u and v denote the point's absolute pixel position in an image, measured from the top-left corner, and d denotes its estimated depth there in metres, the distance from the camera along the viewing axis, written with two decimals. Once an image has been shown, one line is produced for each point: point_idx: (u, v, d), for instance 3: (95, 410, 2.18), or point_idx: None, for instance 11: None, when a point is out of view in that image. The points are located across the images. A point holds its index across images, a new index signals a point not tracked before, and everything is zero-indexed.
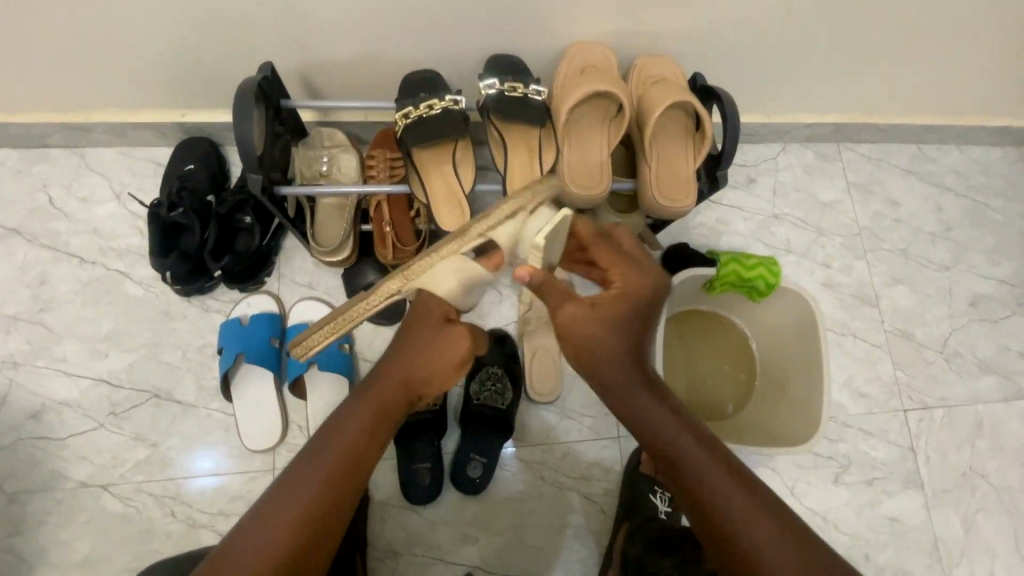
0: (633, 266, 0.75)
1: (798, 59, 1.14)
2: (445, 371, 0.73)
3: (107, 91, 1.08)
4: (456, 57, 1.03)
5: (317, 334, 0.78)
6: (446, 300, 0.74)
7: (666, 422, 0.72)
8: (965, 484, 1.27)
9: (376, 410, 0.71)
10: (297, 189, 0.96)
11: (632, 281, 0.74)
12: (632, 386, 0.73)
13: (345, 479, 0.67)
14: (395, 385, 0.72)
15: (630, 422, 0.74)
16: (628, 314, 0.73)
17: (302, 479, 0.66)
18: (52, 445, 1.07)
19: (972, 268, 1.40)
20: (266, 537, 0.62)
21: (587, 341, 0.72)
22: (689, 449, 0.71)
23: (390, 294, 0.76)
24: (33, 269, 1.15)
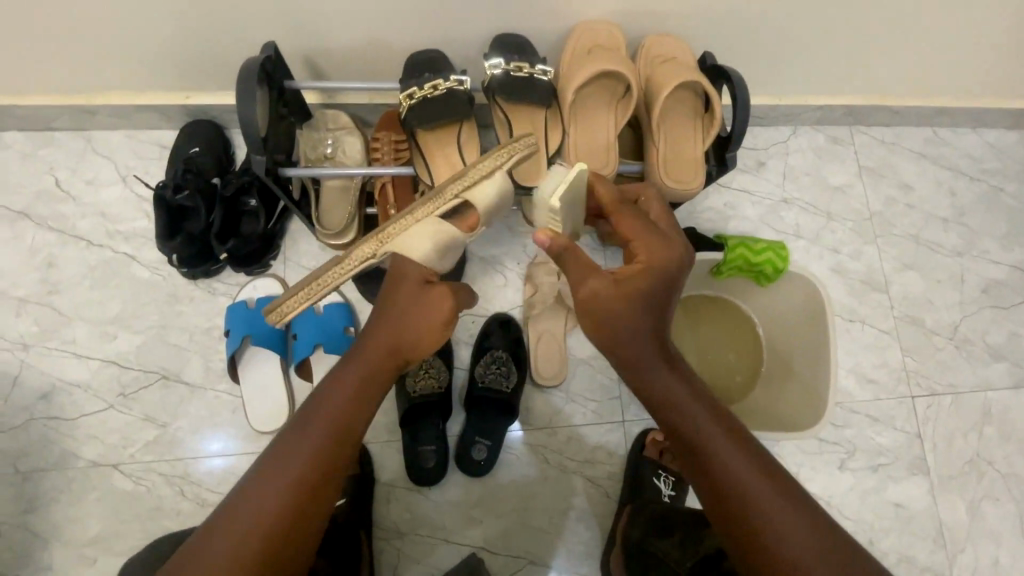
0: (660, 239, 0.74)
1: (810, 39, 1.11)
2: (430, 332, 0.72)
3: (111, 74, 1.07)
4: (461, 37, 1.02)
5: (293, 300, 0.80)
6: (427, 265, 0.74)
7: (685, 399, 0.72)
8: (972, 470, 1.27)
9: (363, 378, 0.70)
10: (301, 171, 0.96)
11: (659, 255, 0.73)
12: (655, 367, 0.72)
13: (338, 444, 0.67)
14: (381, 351, 0.71)
15: (648, 396, 0.73)
16: (651, 290, 0.72)
17: (290, 448, 0.66)
18: (64, 425, 1.09)
19: (985, 254, 1.38)
20: (260, 503, 0.63)
21: (609, 316, 0.71)
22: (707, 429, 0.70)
23: (367, 257, 0.78)
24: (42, 252, 1.16)
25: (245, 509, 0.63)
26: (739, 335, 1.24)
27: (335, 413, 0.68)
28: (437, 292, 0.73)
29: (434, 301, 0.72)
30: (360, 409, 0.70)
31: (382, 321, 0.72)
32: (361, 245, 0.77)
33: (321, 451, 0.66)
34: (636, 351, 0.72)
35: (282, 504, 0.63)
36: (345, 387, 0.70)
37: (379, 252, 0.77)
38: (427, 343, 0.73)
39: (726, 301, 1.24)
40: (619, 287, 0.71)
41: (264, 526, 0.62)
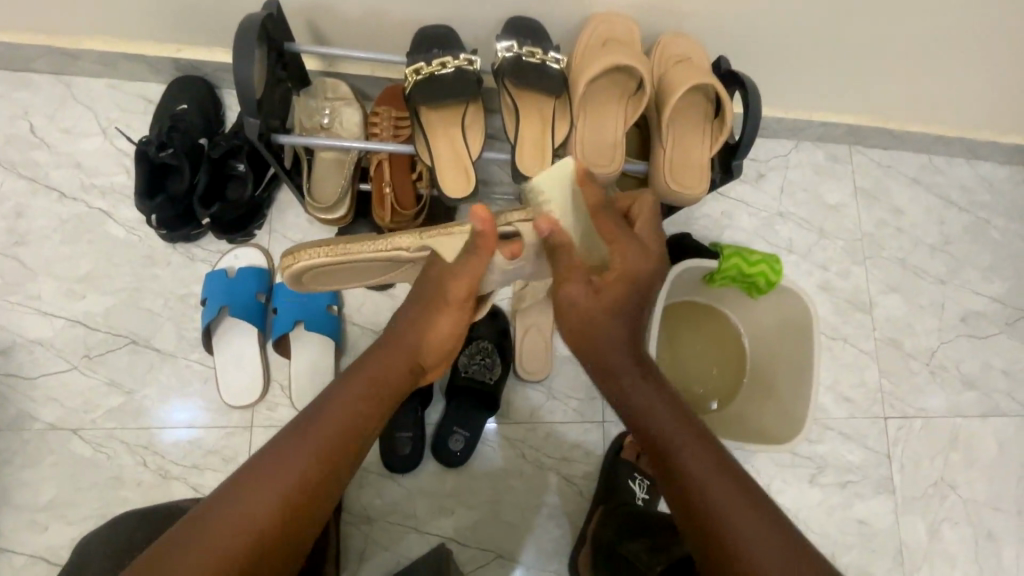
0: (633, 248, 0.72)
1: (824, 54, 1.10)
2: (444, 338, 0.76)
3: (98, 17, 1.01)
4: (473, 16, 0.98)
5: (313, 253, 0.79)
6: (474, 283, 0.74)
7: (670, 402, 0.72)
8: (935, 493, 1.30)
9: (379, 376, 0.71)
10: (296, 139, 0.91)
11: (632, 263, 0.71)
12: (630, 374, 0.73)
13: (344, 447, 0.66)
14: (398, 355, 0.73)
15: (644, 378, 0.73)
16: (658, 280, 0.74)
17: (294, 450, 0.64)
18: (22, 384, 1.04)
19: (966, 284, 1.40)
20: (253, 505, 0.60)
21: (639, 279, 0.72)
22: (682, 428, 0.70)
23: (396, 249, 0.78)
24: (9, 200, 1.09)
25: (241, 498, 0.60)
26: (724, 352, 1.25)
27: (352, 411, 0.67)
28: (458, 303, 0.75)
29: (451, 315, 0.75)
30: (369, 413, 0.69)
31: (408, 325, 0.75)
32: (400, 235, 0.79)
33: (323, 456, 0.64)
34: (608, 356, 0.74)
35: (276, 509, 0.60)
36: (369, 386, 0.70)
37: (412, 247, 0.77)
38: (440, 343, 0.76)
39: (723, 319, 1.25)
40: (598, 298, 0.72)
41: (256, 531, 0.59)
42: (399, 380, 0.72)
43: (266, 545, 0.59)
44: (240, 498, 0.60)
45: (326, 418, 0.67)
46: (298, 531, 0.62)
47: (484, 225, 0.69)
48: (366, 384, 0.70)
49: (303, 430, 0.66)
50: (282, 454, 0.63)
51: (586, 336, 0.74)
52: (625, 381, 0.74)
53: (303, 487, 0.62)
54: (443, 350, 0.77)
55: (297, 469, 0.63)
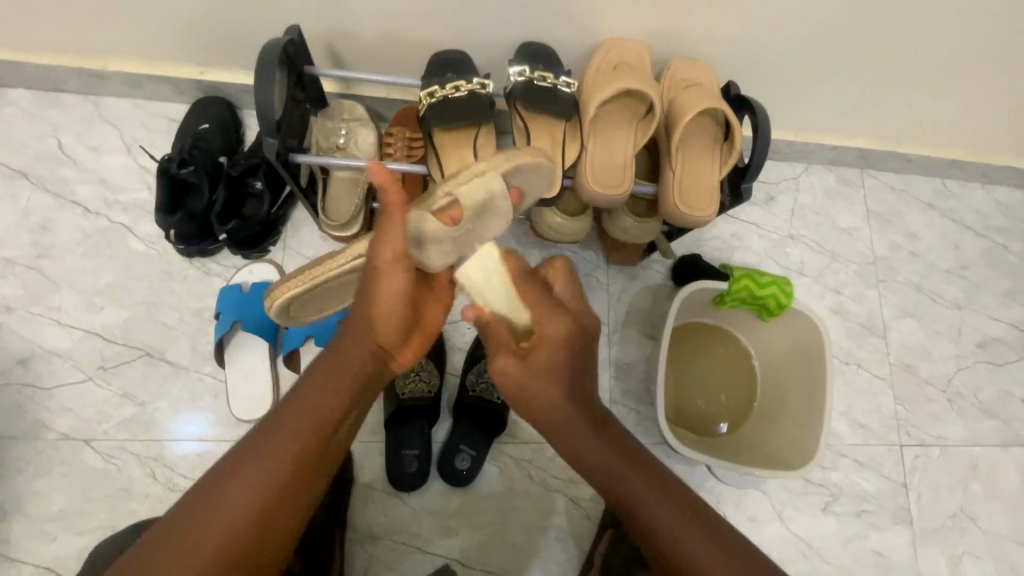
0: (575, 307, 0.71)
1: (834, 79, 1.11)
2: (398, 310, 0.68)
3: (128, 41, 1.06)
4: (487, 41, 1.01)
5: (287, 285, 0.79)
6: (401, 239, 0.65)
7: (594, 444, 0.73)
8: (954, 526, 1.26)
9: (342, 370, 0.70)
10: (313, 158, 0.94)
11: (553, 326, 0.68)
12: (573, 426, 0.72)
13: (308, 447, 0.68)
14: (356, 343, 0.71)
15: (577, 432, 0.73)
16: (576, 351, 0.70)
17: (260, 453, 0.66)
18: (39, 394, 1.05)
19: (983, 309, 1.38)
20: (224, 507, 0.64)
21: (561, 344, 0.69)
22: (613, 466, 0.73)
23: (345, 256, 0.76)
24: (35, 214, 1.13)
25: (212, 499, 0.64)
26: (733, 374, 1.23)
27: (314, 413, 0.69)
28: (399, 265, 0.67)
29: (395, 283, 0.67)
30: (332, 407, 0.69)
31: (360, 309, 0.70)
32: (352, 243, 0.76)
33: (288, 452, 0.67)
34: (549, 410, 0.71)
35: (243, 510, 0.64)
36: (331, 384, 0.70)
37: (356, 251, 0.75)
38: (391, 312, 0.68)
39: (737, 346, 1.24)
40: (525, 366, 0.69)
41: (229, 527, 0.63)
42: (362, 367, 0.70)
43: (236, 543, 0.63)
44: (200, 510, 0.64)
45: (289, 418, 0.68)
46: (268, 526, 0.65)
47: (381, 180, 0.62)
48: (327, 378, 0.70)
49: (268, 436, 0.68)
50: (243, 466, 0.66)
51: (521, 397, 0.71)
52: (571, 430, 0.73)
53: (260, 496, 0.65)
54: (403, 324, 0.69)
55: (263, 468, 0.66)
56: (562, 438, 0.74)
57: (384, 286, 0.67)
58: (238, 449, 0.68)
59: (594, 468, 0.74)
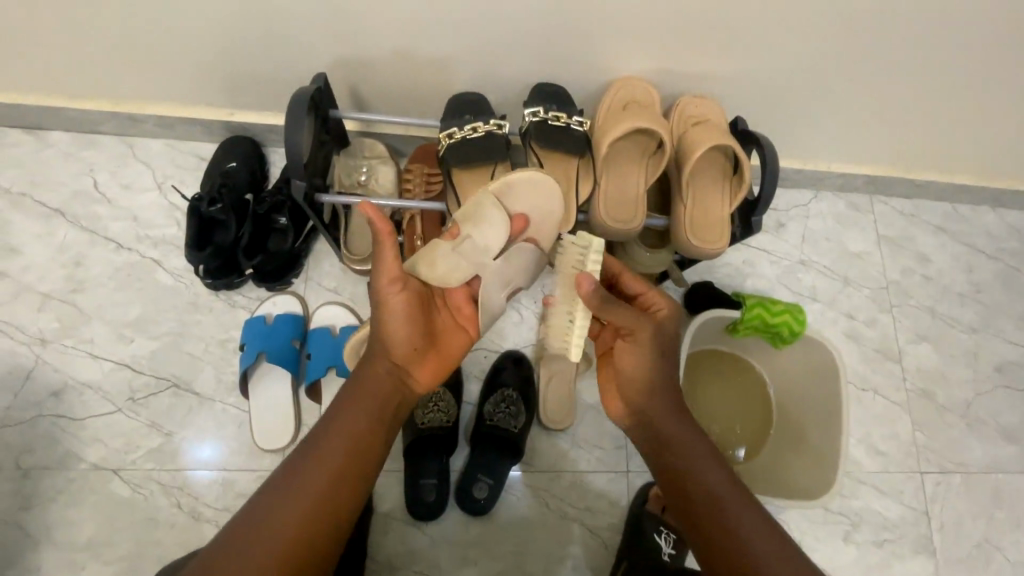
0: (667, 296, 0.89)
1: (840, 110, 1.14)
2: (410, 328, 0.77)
3: (162, 87, 1.12)
4: (503, 82, 1.06)
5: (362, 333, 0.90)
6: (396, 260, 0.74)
7: (677, 424, 0.86)
8: (980, 555, 1.24)
9: (371, 388, 0.77)
10: (337, 197, 0.98)
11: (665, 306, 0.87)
12: (658, 403, 0.86)
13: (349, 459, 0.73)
14: (382, 365, 0.78)
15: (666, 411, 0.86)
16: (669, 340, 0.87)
17: (304, 467, 0.72)
18: (70, 425, 1.09)
19: (1000, 333, 1.38)
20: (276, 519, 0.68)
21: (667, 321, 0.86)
22: (690, 443, 0.85)
23: None
24: (70, 250, 1.18)
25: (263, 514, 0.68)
26: (748, 401, 1.23)
27: (345, 435, 0.74)
28: (396, 287, 0.75)
29: (399, 304, 0.76)
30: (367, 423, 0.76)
31: (373, 333, 0.79)
32: None
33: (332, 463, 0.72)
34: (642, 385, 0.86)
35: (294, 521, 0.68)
36: (362, 403, 0.77)
37: None
38: (403, 331, 0.77)
39: (751, 372, 1.24)
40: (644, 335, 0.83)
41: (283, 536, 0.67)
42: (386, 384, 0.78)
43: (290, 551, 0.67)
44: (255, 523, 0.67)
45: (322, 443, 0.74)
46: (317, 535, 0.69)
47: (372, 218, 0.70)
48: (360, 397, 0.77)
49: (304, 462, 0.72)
50: (292, 481, 0.71)
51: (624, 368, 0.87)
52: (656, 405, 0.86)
53: (309, 505, 0.69)
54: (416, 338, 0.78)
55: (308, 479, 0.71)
56: (647, 412, 0.87)
57: (393, 308, 0.76)
58: (271, 484, 0.71)
59: (670, 445, 0.85)
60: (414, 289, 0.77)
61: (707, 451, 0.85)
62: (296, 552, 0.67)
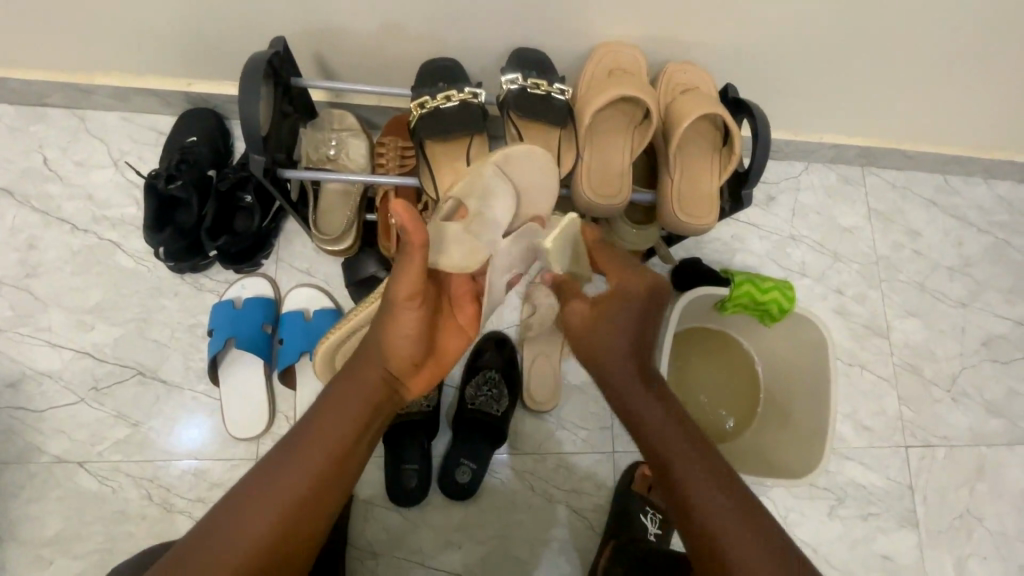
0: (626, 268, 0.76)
1: (835, 80, 1.09)
2: (413, 338, 0.69)
3: (110, 54, 1.03)
4: (479, 48, 0.99)
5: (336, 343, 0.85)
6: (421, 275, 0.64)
7: (649, 409, 0.73)
8: (961, 527, 1.25)
9: (358, 395, 0.69)
10: (302, 173, 0.92)
11: (625, 281, 0.75)
12: (630, 388, 0.74)
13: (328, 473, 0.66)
14: (373, 371, 0.69)
15: (630, 395, 0.74)
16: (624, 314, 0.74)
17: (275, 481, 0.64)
18: (30, 417, 1.04)
19: (987, 306, 1.36)
20: (241, 538, 0.61)
21: (622, 288, 0.75)
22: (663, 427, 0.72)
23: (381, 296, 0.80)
24: (22, 233, 1.11)
25: (227, 531, 0.61)
26: (735, 380, 1.22)
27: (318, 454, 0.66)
28: (411, 300, 0.66)
29: (408, 314, 0.67)
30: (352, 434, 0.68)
31: (371, 335, 0.70)
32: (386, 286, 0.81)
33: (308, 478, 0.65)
34: (608, 364, 0.75)
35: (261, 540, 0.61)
36: (347, 409, 0.68)
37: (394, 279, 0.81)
38: (406, 338, 0.69)
39: (738, 351, 1.22)
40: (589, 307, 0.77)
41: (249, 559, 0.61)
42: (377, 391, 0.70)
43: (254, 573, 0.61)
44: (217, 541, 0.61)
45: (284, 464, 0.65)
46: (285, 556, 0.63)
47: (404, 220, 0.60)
48: (343, 402, 0.69)
49: (256, 491, 0.63)
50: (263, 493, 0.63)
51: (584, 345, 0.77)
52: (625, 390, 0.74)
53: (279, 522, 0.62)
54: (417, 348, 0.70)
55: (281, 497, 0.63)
56: (617, 394, 0.75)
57: (399, 315, 0.67)
58: (227, 502, 0.64)
59: (643, 432, 0.74)
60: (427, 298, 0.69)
61: (693, 448, 0.71)
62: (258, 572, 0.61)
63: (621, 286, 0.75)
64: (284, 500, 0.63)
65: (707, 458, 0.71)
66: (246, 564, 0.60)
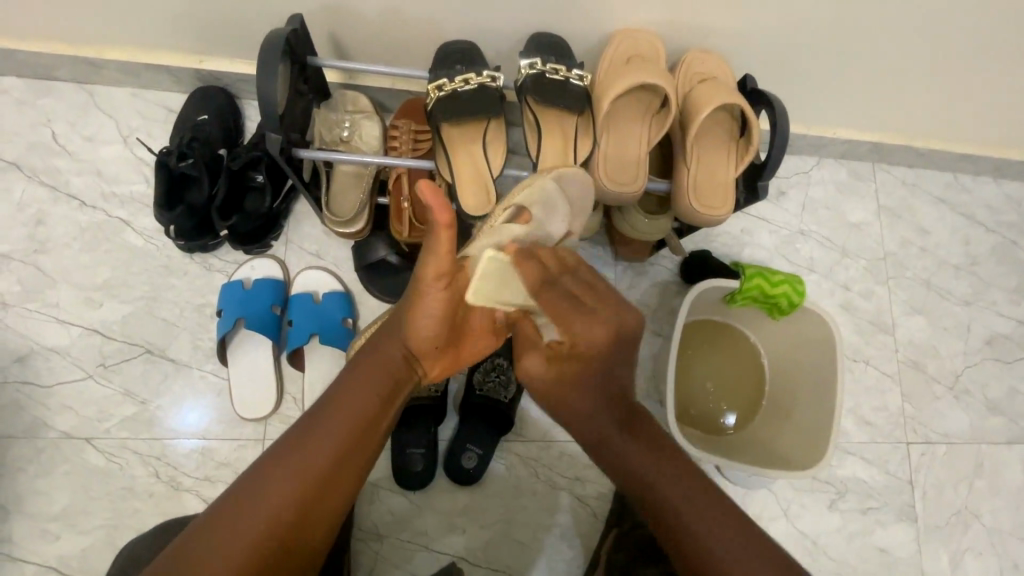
0: (579, 315, 0.73)
1: (851, 73, 1.08)
2: (440, 321, 0.71)
3: (120, 28, 1.02)
4: (496, 31, 0.98)
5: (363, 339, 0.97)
6: (450, 258, 0.66)
7: (619, 441, 0.78)
8: (958, 522, 1.26)
9: (382, 372, 0.72)
10: (315, 153, 0.91)
11: (582, 333, 0.74)
12: (602, 423, 0.79)
13: (354, 442, 0.67)
14: (398, 348, 0.73)
15: (599, 438, 0.79)
16: (582, 369, 0.77)
17: (303, 447, 0.65)
18: (38, 392, 1.04)
19: (992, 305, 1.37)
20: (269, 502, 0.61)
21: (584, 343, 0.75)
22: (635, 458, 0.77)
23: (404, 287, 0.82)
24: (30, 207, 1.10)
25: (258, 493, 0.62)
26: (741, 374, 1.22)
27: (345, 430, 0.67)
28: (441, 282, 0.68)
29: (434, 296, 0.69)
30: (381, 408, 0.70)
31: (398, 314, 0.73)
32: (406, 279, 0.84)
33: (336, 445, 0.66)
34: (581, 418, 0.80)
35: (290, 503, 0.62)
36: (372, 383, 0.71)
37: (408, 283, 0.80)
38: (432, 319, 0.70)
39: (745, 344, 1.22)
40: (547, 362, 0.78)
41: (279, 522, 0.61)
42: (400, 371, 0.73)
43: (284, 536, 0.61)
44: (245, 505, 0.61)
45: (311, 438, 0.66)
46: (313, 523, 0.64)
47: (435, 201, 0.61)
48: (368, 377, 0.71)
49: (283, 462, 0.64)
50: (291, 458, 0.64)
51: (550, 395, 0.80)
52: (598, 427, 0.79)
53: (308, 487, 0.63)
54: (442, 331, 0.72)
55: (310, 462, 0.64)
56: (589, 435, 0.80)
57: (426, 296, 0.68)
58: (254, 466, 0.64)
59: (616, 464, 0.78)
60: (457, 287, 0.71)
61: (669, 465, 0.76)
62: (287, 537, 0.61)
63: (578, 343, 0.74)
64: (314, 465, 0.64)
65: (681, 468, 0.76)
66: (276, 528, 0.61)
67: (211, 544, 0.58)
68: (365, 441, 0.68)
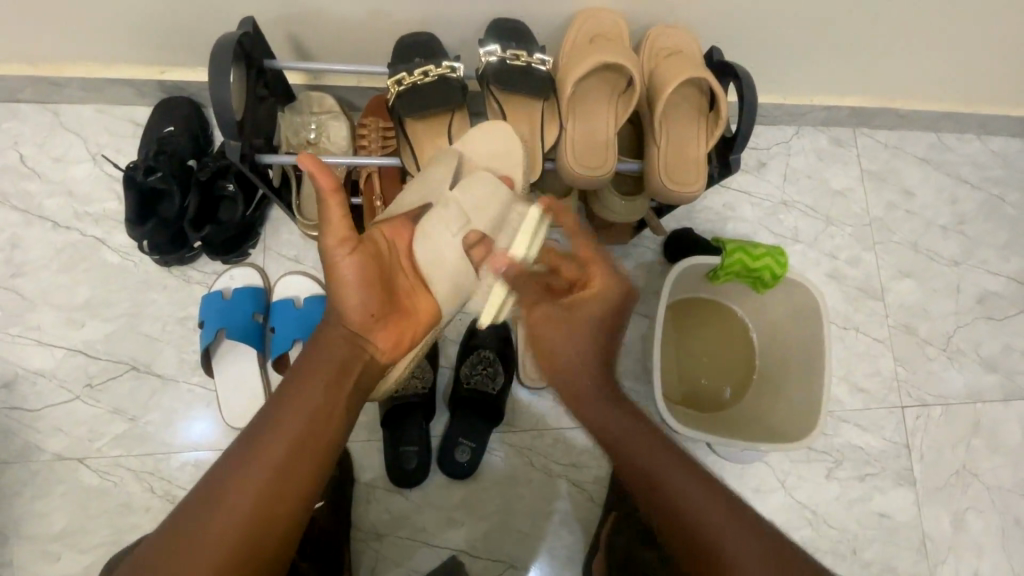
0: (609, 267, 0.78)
1: (822, 37, 1.06)
2: (356, 289, 0.71)
3: (77, 45, 1.00)
4: (456, 20, 0.96)
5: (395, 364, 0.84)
6: (346, 215, 0.70)
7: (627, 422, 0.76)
8: (958, 482, 1.26)
9: (325, 356, 0.71)
10: (280, 158, 0.89)
11: (602, 281, 0.77)
12: (595, 395, 0.77)
13: (308, 431, 0.67)
14: (337, 330, 0.72)
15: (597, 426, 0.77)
16: (587, 316, 0.77)
17: (260, 441, 0.66)
18: (26, 416, 1.04)
19: (982, 263, 1.36)
20: (235, 496, 0.63)
21: (601, 301, 0.77)
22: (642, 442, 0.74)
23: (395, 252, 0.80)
24: (4, 232, 1.09)
25: (222, 489, 0.63)
26: (731, 349, 1.21)
27: (294, 419, 0.67)
28: (346, 248, 0.70)
29: (346, 265, 0.71)
30: (331, 395, 0.69)
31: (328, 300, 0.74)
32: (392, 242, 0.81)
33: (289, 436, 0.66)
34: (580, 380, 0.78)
35: (252, 493, 0.63)
36: (318, 370, 0.70)
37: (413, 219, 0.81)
38: (350, 291, 0.71)
39: (734, 319, 1.22)
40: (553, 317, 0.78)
41: (249, 509, 0.63)
42: (342, 351, 0.72)
43: (256, 519, 0.63)
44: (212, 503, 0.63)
45: (266, 432, 0.66)
46: (280, 509, 0.64)
47: (308, 166, 0.67)
48: (315, 365, 0.70)
49: (242, 459, 0.65)
50: (249, 455, 0.65)
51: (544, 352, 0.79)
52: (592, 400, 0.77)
53: (269, 476, 0.64)
54: (364, 300, 0.72)
55: (265, 453, 0.65)
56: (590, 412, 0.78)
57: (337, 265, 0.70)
58: (219, 464, 0.66)
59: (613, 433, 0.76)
60: (366, 252, 0.73)
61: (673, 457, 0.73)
62: (255, 526, 0.63)
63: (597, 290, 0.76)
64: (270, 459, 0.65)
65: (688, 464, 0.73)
66: (244, 516, 0.62)
67: (182, 539, 0.61)
68: (317, 426, 0.68)
